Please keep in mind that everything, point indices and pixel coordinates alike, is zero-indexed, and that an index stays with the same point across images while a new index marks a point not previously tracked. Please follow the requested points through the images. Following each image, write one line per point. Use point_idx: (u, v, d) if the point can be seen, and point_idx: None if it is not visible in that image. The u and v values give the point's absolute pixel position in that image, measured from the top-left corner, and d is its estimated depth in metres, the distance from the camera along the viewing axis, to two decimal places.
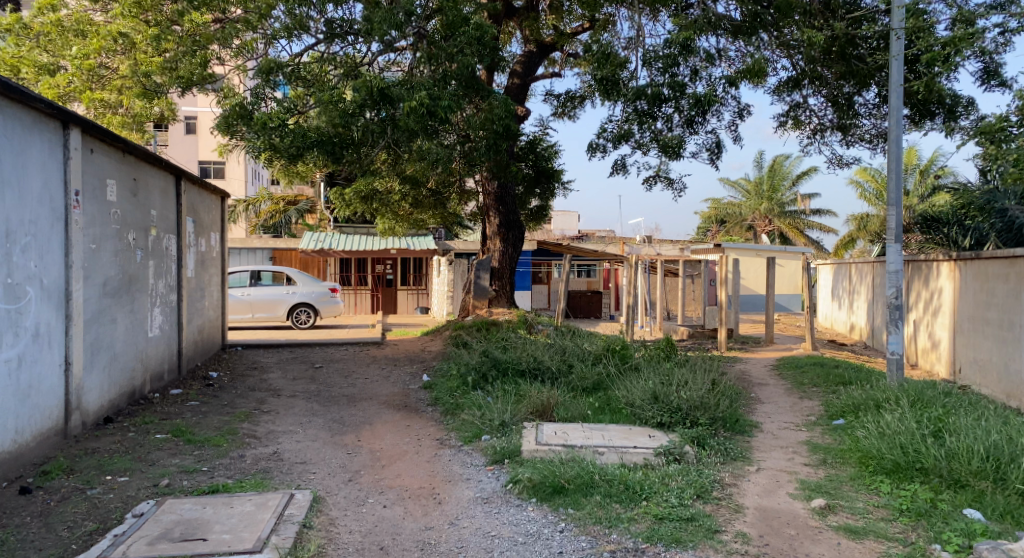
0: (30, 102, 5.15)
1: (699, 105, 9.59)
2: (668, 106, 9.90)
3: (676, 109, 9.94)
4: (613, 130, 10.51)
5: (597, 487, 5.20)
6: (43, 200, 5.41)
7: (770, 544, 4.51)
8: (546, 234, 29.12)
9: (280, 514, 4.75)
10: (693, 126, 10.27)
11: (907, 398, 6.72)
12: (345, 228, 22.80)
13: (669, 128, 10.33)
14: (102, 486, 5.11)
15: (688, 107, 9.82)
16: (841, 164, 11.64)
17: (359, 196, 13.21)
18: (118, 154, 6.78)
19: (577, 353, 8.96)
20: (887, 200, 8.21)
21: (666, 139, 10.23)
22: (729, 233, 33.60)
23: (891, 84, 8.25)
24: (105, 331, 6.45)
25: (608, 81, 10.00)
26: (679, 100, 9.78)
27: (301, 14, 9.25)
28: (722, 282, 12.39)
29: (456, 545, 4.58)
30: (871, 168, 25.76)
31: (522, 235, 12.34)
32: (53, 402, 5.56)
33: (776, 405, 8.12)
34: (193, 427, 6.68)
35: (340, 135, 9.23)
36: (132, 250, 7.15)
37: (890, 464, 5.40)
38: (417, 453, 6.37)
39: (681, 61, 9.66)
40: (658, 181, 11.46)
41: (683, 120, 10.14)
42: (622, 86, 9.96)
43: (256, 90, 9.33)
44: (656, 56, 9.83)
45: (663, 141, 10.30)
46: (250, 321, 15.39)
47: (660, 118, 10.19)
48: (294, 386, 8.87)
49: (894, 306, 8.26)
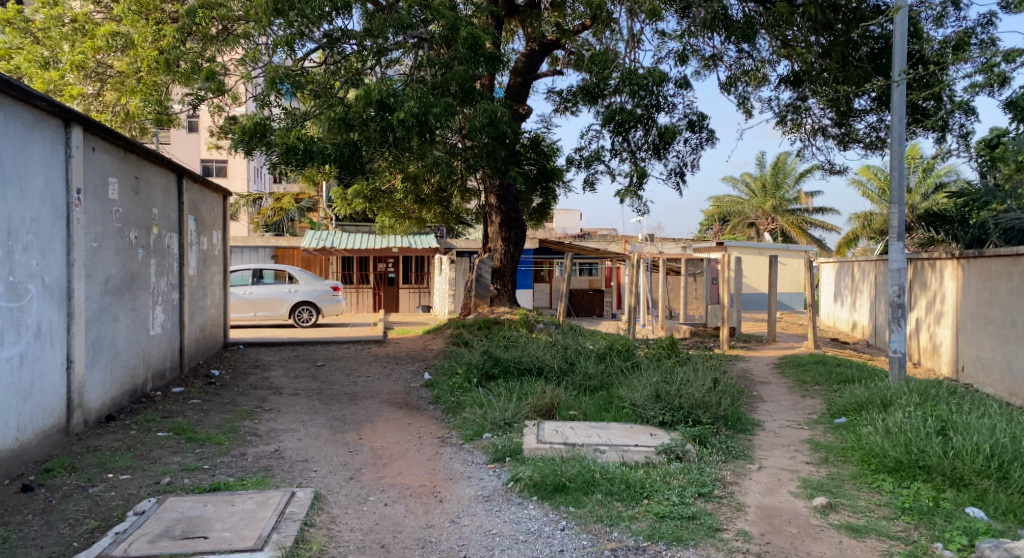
0: (31, 100, 5.14)
1: (664, 136, 10.24)
2: (641, 125, 10.22)
3: (645, 126, 10.34)
4: (588, 149, 10.70)
5: (598, 485, 5.19)
6: (44, 198, 5.40)
7: (771, 543, 4.50)
8: (548, 233, 29.10)
9: (281, 512, 4.74)
10: (658, 153, 10.71)
11: (910, 397, 6.70)
12: (346, 226, 22.92)
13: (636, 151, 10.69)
14: (104, 484, 5.12)
15: (653, 133, 10.37)
16: (831, 170, 11.57)
17: (361, 196, 13.42)
18: (119, 152, 6.77)
19: (578, 351, 8.93)
20: (890, 197, 8.15)
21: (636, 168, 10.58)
22: (732, 232, 33.51)
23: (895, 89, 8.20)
24: (106, 330, 6.44)
25: (593, 89, 10.20)
26: (648, 119, 10.13)
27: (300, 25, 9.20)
28: (728, 278, 12.22)
29: (456, 543, 4.58)
30: (874, 166, 25.71)
31: (523, 234, 12.31)
32: (54, 400, 5.56)
33: (778, 404, 8.10)
34: (195, 425, 6.68)
35: (317, 139, 9.26)
36: (133, 249, 7.13)
37: (892, 463, 5.38)
38: (418, 452, 6.37)
39: (653, 87, 9.89)
40: (627, 201, 11.53)
41: (650, 144, 10.55)
42: (606, 95, 10.15)
43: (261, 96, 9.36)
44: (641, 72, 9.88)
45: (636, 168, 10.65)
46: (252, 319, 15.41)
47: (634, 138, 10.56)
48: (296, 384, 8.87)
49: (896, 304, 8.20)
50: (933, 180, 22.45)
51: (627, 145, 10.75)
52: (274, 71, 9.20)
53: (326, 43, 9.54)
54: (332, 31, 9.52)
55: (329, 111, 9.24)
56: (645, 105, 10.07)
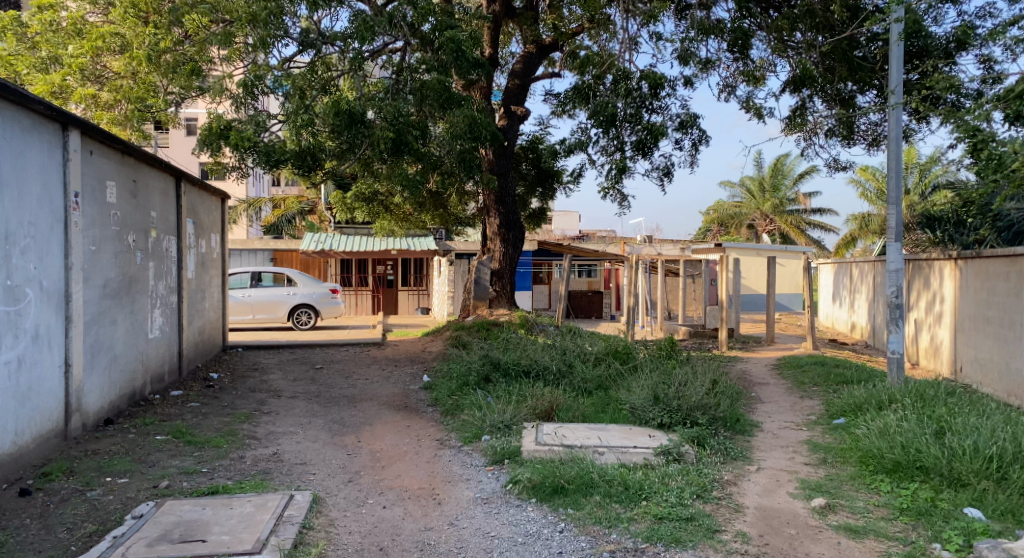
0: (30, 104, 5.17)
1: (647, 135, 10.33)
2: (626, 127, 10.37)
3: (632, 124, 10.43)
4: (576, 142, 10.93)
5: (596, 487, 5.19)
6: (42, 202, 5.41)
7: (770, 544, 4.50)
8: (547, 235, 29.17)
9: (280, 515, 4.74)
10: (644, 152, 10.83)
11: (909, 398, 6.71)
12: (345, 228, 23.30)
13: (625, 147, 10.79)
14: (102, 488, 5.11)
15: (637, 132, 10.47)
16: (836, 166, 11.52)
17: (360, 199, 13.46)
18: (118, 156, 6.79)
19: (577, 353, 8.91)
20: (887, 198, 8.16)
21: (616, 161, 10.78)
22: (730, 233, 33.55)
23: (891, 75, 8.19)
24: (105, 333, 6.45)
25: (583, 88, 10.27)
26: (631, 121, 10.26)
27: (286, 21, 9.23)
28: (727, 270, 12.28)
29: (456, 546, 4.58)
30: (872, 167, 25.77)
31: (522, 235, 12.31)
32: (53, 403, 5.57)
33: (776, 405, 8.11)
34: (193, 428, 6.68)
35: (323, 145, 9.68)
36: (132, 252, 7.15)
37: (891, 464, 5.38)
38: (417, 454, 6.37)
39: (647, 87, 10.01)
40: (608, 194, 11.63)
41: (633, 143, 10.67)
42: (599, 93, 10.23)
43: (239, 99, 9.34)
44: (634, 73, 9.98)
45: (617, 162, 10.80)
46: (251, 321, 15.40)
47: (619, 136, 10.68)
48: (295, 387, 8.87)
49: (895, 305, 8.22)
50: (930, 181, 22.52)
51: (614, 144, 10.88)
52: (254, 71, 9.26)
53: (308, 44, 9.44)
54: (310, 30, 9.46)
55: (304, 112, 9.14)
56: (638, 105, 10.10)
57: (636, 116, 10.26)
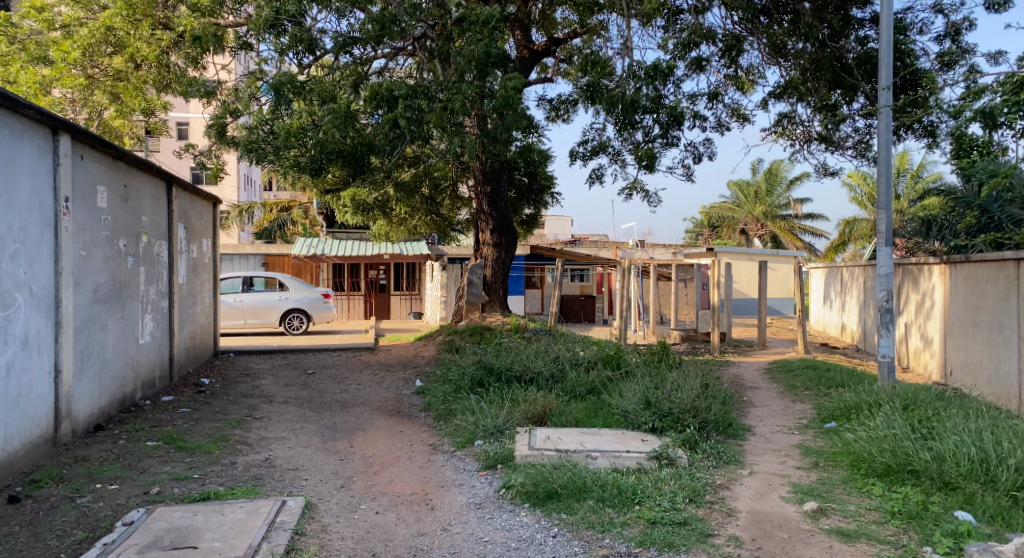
0: (19, 108, 5.12)
1: (671, 114, 10.07)
2: (648, 115, 10.12)
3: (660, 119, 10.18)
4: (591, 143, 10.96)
5: (589, 492, 5.18)
6: (31, 206, 5.37)
7: (762, 547, 4.52)
8: (540, 241, 29.23)
9: (271, 522, 4.71)
10: (668, 139, 10.68)
11: (898, 402, 6.75)
12: (337, 234, 23.30)
13: (648, 140, 10.60)
14: (92, 494, 5.08)
15: (664, 117, 10.19)
16: (824, 171, 11.58)
17: (353, 206, 13.67)
18: (108, 160, 6.75)
19: (570, 359, 8.86)
20: (877, 203, 8.20)
21: (643, 151, 10.58)
22: (723, 238, 33.69)
23: (880, 69, 8.24)
24: (95, 339, 6.40)
25: (591, 86, 10.08)
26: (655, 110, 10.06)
27: (295, 26, 9.32)
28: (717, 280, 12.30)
29: (448, 550, 4.57)
30: (863, 171, 25.91)
31: (515, 239, 12.35)
32: (42, 410, 5.51)
33: (768, 409, 8.14)
34: (184, 434, 6.64)
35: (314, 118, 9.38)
36: (122, 257, 7.11)
37: (881, 467, 5.42)
38: (409, 459, 6.37)
39: (659, 83, 9.90)
40: (634, 194, 11.54)
41: (661, 132, 10.44)
42: (607, 91, 10.02)
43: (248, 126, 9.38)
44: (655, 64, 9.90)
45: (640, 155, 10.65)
46: (242, 327, 15.32)
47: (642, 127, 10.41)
48: (287, 392, 8.86)
49: (885, 309, 8.29)
50: (922, 186, 22.61)
51: (633, 140, 10.78)
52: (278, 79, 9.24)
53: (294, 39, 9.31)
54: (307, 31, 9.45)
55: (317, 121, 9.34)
56: (653, 95, 9.98)
57: (657, 100, 9.96)
